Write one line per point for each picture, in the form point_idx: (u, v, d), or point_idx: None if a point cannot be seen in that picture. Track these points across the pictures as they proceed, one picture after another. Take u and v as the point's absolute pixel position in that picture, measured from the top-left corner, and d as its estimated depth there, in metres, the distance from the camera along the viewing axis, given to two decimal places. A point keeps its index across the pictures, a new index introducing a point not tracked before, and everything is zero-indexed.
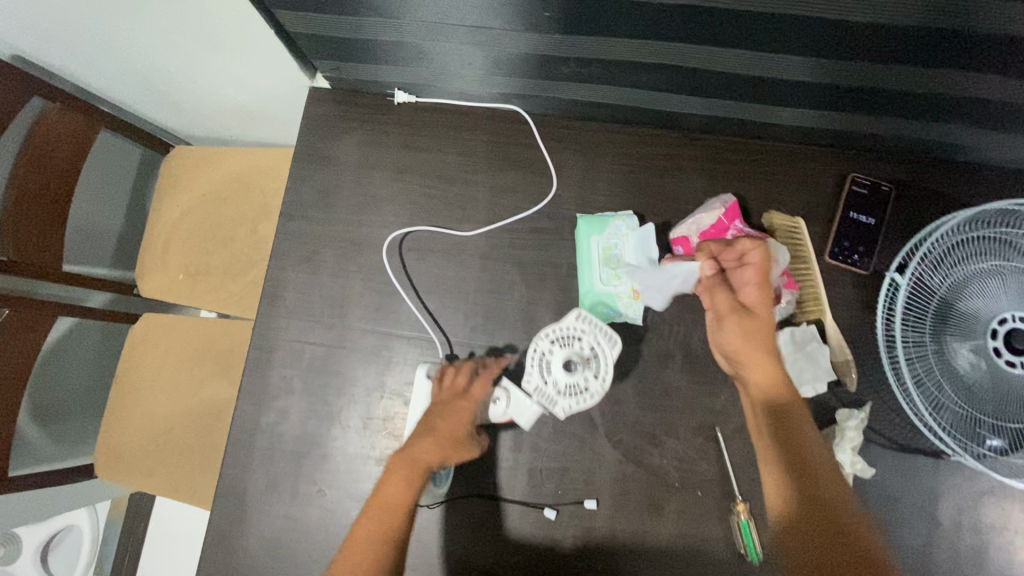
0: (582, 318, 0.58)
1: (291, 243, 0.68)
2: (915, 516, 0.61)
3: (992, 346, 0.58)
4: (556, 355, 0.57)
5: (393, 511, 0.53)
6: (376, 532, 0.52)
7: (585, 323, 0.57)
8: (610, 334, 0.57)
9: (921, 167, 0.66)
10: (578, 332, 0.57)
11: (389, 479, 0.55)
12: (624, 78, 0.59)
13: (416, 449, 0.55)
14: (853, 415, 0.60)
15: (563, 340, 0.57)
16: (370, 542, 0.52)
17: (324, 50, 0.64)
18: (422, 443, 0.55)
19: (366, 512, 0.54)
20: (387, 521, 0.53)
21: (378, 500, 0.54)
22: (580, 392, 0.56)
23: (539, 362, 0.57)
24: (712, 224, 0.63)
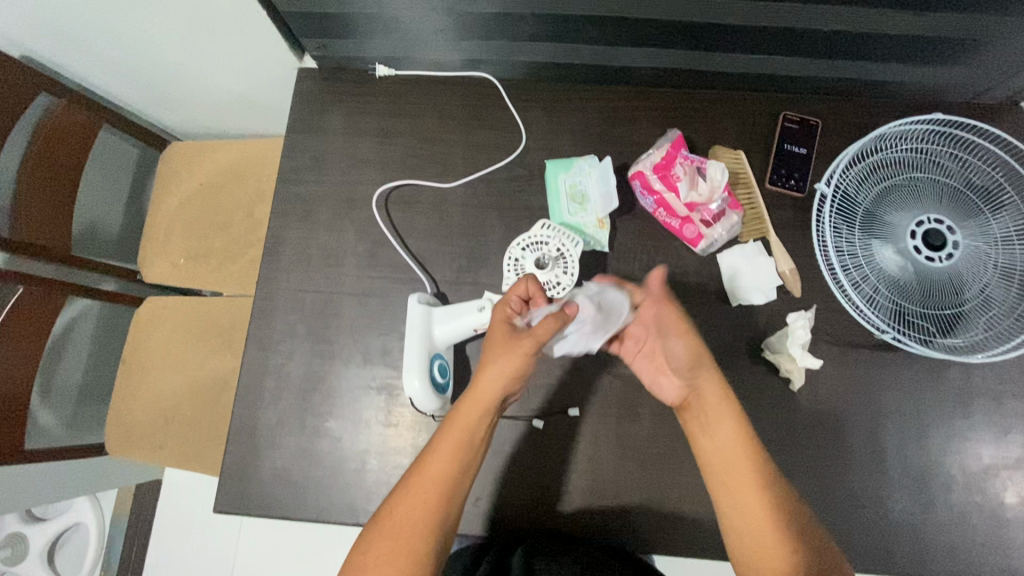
0: (547, 226, 0.66)
1: (289, 203, 0.75)
2: (864, 404, 0.68)
3: (913, 246, 0.64)
4: (528, 258, 0.65)
5: (438, 492, 0.55)
6: (450, 463, 0.56)
7: (551, 229, 0.66)
8: (574, 236, 0.65)
9: (842, 103, 0.75)
10: (546, 237, 0.66)
11: (465, 413, 0.57)
12: (577, 34, 0.68)
13: (495, 388, 0.58)
14: (801, 317, 0.67)
15: (533, 246, 0.65)
16: (446, 474, 0.56)
17: (312, 27, 0.72)
18: (502, 382, 0.58)
19: (439, 443, 0.57)
20: (431, 504, 0.55)
21: (455, 432, 0.57)
22: (552, 286, 0.64)
23: (514, 267, 0.66)
24: (662, 156, 0.69)
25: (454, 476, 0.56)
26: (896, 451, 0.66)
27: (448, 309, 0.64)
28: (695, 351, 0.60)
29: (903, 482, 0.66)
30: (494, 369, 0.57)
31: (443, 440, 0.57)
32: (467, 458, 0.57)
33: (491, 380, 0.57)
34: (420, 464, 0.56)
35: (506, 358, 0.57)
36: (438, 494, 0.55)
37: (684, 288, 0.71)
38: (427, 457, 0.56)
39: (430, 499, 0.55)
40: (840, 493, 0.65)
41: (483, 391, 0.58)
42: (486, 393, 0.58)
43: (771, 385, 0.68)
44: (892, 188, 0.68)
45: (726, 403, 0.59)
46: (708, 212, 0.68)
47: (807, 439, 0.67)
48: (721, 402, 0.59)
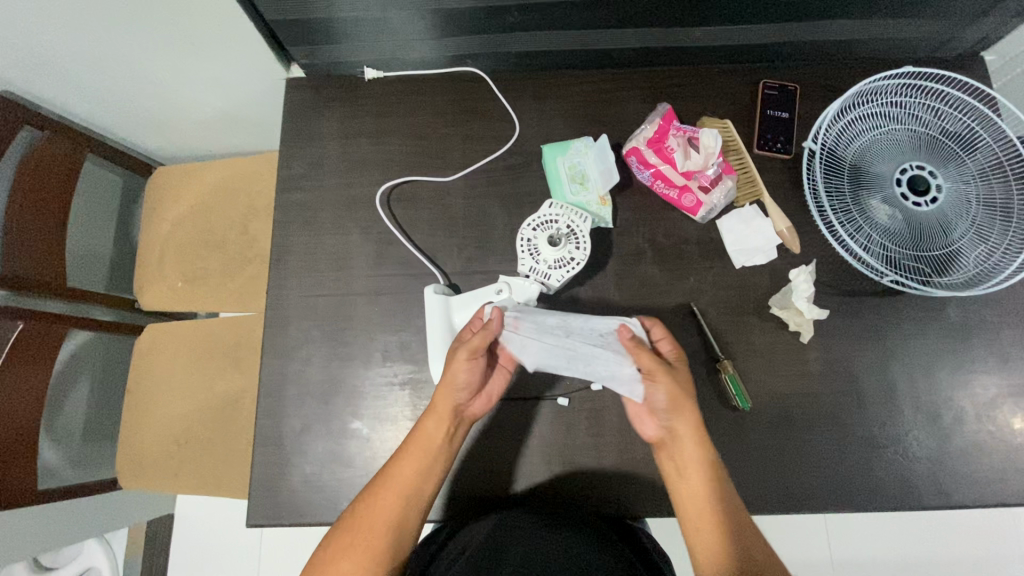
0: (554, 206, 0.67)
1: (291, 211, 0.75)
2: (873, 348, 0.70)
3: (899, 194, 0.68)
4: (540, 238, 0.66)
5: (402, 498, 0.60)
6: (407, 474, 0.61)
7: (559, 209, 0.67)
8: (581, 214, 0.67)
9: (818, 66, 0.78)
10: (555, 216, 0.67)
11: (424, 426, 0.62)
12: (560, 19, 0.70)
13: (449, 403, 0.61)
14: (803, 271, 0.70)
15: (544, 224, 0.66)
16: (403, 486, 0.60)
17: (299, 35, 0.73)
18: (456, 393, 0.61)
19: (400, 454, 0.61)
20: (393, 509, 0.60)
21: (414, 444, 0.61)
22: (567, 262, 0.65)
23: (527, 248, 0.66)
24: (655, 130, 0.72)
25: (412, 488, 0.61)
26: (907, 390, 0.69)
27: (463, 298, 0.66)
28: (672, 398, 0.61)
29: (917, 418, 0.68)
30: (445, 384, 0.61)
31: (403, 451, 0.61)
32: (425, 469, 0.61)
33: (445, 393, 0.61)
34: (384, 473, 0.61)
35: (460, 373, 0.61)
36: (398, 504, 0.60)
37: (689, 256, 0.73)
38: (391, 466, 0.61)
39: (388, 509, 0.59)
40: (858, 435, 0.68)
41: (444, 403, 0.62)
42: (443, 406, 0.62)
43: (783, 340, 0.70)
44: (874, 142, 0.71)
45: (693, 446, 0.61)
46: (705, 178, 0.70)
47: (822, 387, 0.69)
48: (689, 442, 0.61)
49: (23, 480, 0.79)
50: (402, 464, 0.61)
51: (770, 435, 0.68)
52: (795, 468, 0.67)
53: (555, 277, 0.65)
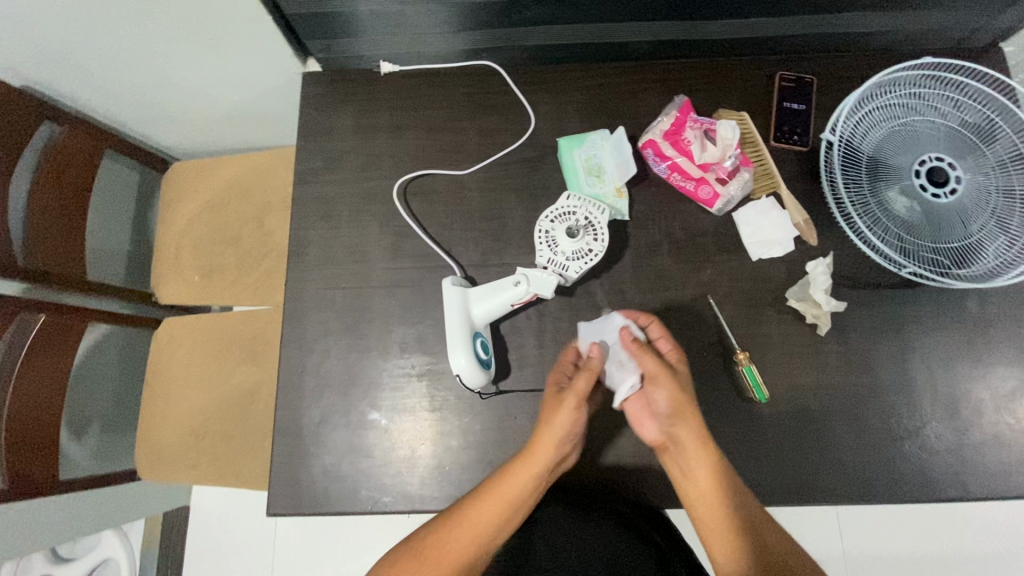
0: (572, 197, 0.67)
1: (308, 204, 0.76)
2: (890, 340, 0.70)
3: (919, 185, 0.67)
4: (558, 230, 0.66)
5: (480, 536, 0.58)
6: (494, 516, 0.59)
7: (576, 201, 0.67)
8: (599, 205, 0.67)
9: (834, 58, 0.78)
10: (573, 208, 0.67)
11: (518, 470, 0.59)
12: (576, 12, 0.70)
13: (551, 452, 0.60)
14: (820, 264, 0.70)
15: (563, 216, 0.66)
16: (484, 527, 0.58)
17: (317, 29, 0.74)
18: (558, 442, 0.60)
19: (484, 494, 0.59)
20: (470, 546, 0.58)
21: (506, 488, 0.59)
22: (585, 253, 0.65)
23: (545, 239, 0.66)
24: (672, 122, 0.72)
25: (490, 528, 0.59)
26: (926, 383, 0.69)
27: (482, 289, 0.66)
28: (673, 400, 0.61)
29: (936, 411, 0.68)
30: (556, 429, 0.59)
31: (493, 492, 0.59)
32: (511, 512, 0.59)
33: (547, 440, 0.59)
34: (463, 510, 0.59)
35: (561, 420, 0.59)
36: (475, 540, 0.58)
37: (705, 248, 0.73)
38: (471, 504, 0.59)
39: (465, 546, 0.58)
40: (876, 428, 0.68)
41: (537, 449, 0.59)
42: (544, 452, 0.59)
43: (800, 332, 0.70)
44: (892, 134, 0.71)
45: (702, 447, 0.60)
46: (722, 170, 0.70)
47: (840, 380, 0.69)
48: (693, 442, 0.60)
49: (47, 472, 0.80)
50: (491, 499, 0.58)
51: (787, 427, 0.68)
52: (812, 460, 0.67)
53: (573, 266, 0.65)
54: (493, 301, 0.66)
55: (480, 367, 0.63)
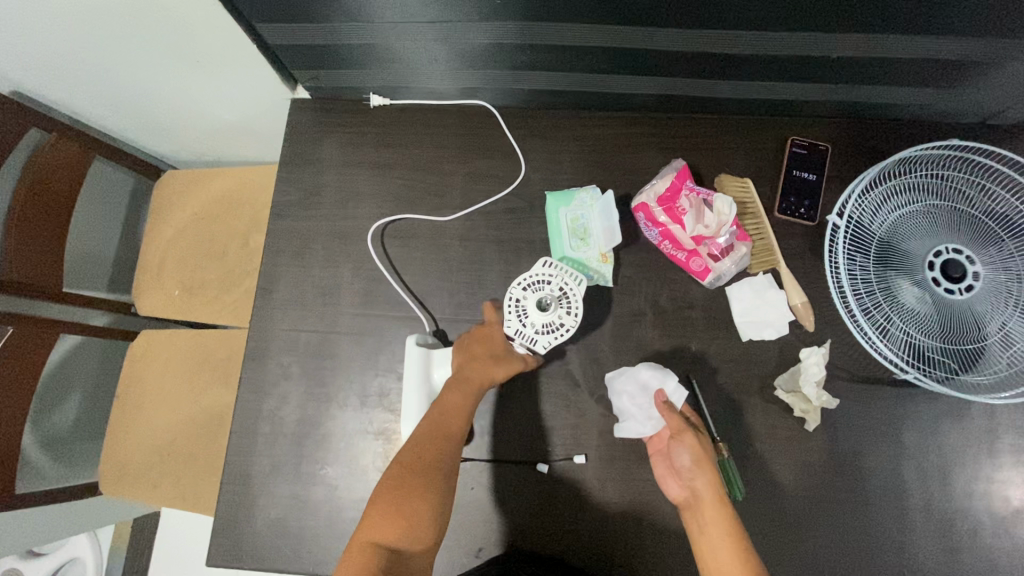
0: (548, 265, 0.63)
1: (282, 240, 0.73)
2: (885, 442, 0.64)
3: (932, 278, 0.62)
4: (530, 300, 0.62)
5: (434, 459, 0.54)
6: (445, 438, 0.56)
7: (552, 269, 0.63)
8: (576, 275, 0.63)
9: (851, 127, 0.73)
10: (547, 277, 0.62)
11: (456, 393, 0.59)
12: (575, 62, 0.66)
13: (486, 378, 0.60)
14: (814, 352, 0.64)
15: (536, 285, 0.62)
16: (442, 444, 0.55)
17: (304, 60, 0.71)
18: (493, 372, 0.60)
19: (434, 414, 0.58)
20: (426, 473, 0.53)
21: (451, 409, 0.58)
22: (555, 327, 0.61)
23: (515, 309, 0.62)
24: (667, 187, 0.66)
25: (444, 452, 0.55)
26: (918, 495, 0.63)
27: (445, 357, 0.65)
28: (684, 447, 0.58)
29: (927, 526, 0.62)
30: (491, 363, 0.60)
31: (441, 413, 0.57)
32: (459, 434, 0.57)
33: (482, 369, 0.60)
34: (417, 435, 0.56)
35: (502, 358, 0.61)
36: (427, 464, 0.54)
37: (692, 323, 0.68)
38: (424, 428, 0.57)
39: (422, 469, 0.53)
40: (858, 537, 0.62)
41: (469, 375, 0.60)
42: (479, 376, 0.59)
43: (785, 424, 0.65)
44: (907, 217, 0.65)
45: (711, 495, 0.55)
46: (715, 246, 0.65)
47: (823, 481, 0.64)
48: (706, 492, 0.56)
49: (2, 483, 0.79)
50: (433, 417, 0.57)
51: (760, 528, 0.63)
52: (784, 567, 0.62)
53: (543, 340, 0.61)
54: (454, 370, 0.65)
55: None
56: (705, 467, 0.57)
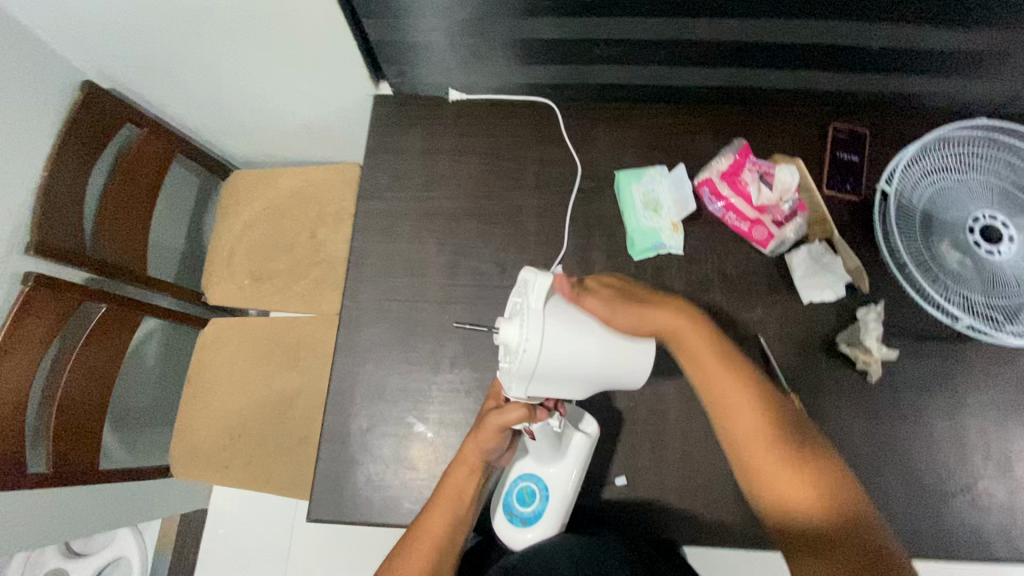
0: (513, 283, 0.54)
1: (370, 218, 0.79)
2: (942, 392, 0.69)
3: (972, 241, 0.69)
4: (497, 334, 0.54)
5: (439, 541, 0.60)
6: (445, 526, 0.60)
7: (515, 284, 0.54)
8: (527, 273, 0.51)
9: (884, 116, 0.81)
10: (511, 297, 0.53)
11: (455, 477, 0.61)
12: (644, 56, 0.74)
13: (478, 459, 0.61)
14: (871, 310, 0.70)
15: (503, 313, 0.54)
16: (442, 535, 0.60)
17: (395, 55, 0.78)
18: (484, 450, 0.60)
19: (432, 509, 0.61)
20: (426, 559, 0.59)
21: (446, 497, 0.61)
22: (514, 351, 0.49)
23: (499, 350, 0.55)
24: (730, 163, 0.74)
25: (444, 536, 0.60)
26: (977, 440, 0.68)
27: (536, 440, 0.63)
28: (704, 356, 0.55)
29: (987, 467, 0.67)
30: (476, 440, 0.60)
31: (438, 503, 0.61)
32: (459, 518, 0.61)
33: (475, 449, 0.61)
34: (416, 527, 0.61)
35: (487, 436, 0.58)
36: (428, 556, 0.60)
37: (757, 287, 0.74)
38: (424, 520, 0.61)
39: (422, 560, 0.59)
40: (925, 479, 0.67)
41: (466, 456, 0.61)
42: (472, 460, 0.61)
43: (849, 377, 0.70)
44: (946, 188, 0.72)
45: (746, 407, 0.53)
46: (779, 213, 0.72)
47: (888, 428, 0.69)
48: (740, 402, 0.53)
49: (87, 457, 0.82)
50: (434, 503, 0.61)
51: None
52: None
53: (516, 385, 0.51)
54: (539, 454, 0.64)
55: (504, 506, 0.66)
56: (735, 374, 0.54)
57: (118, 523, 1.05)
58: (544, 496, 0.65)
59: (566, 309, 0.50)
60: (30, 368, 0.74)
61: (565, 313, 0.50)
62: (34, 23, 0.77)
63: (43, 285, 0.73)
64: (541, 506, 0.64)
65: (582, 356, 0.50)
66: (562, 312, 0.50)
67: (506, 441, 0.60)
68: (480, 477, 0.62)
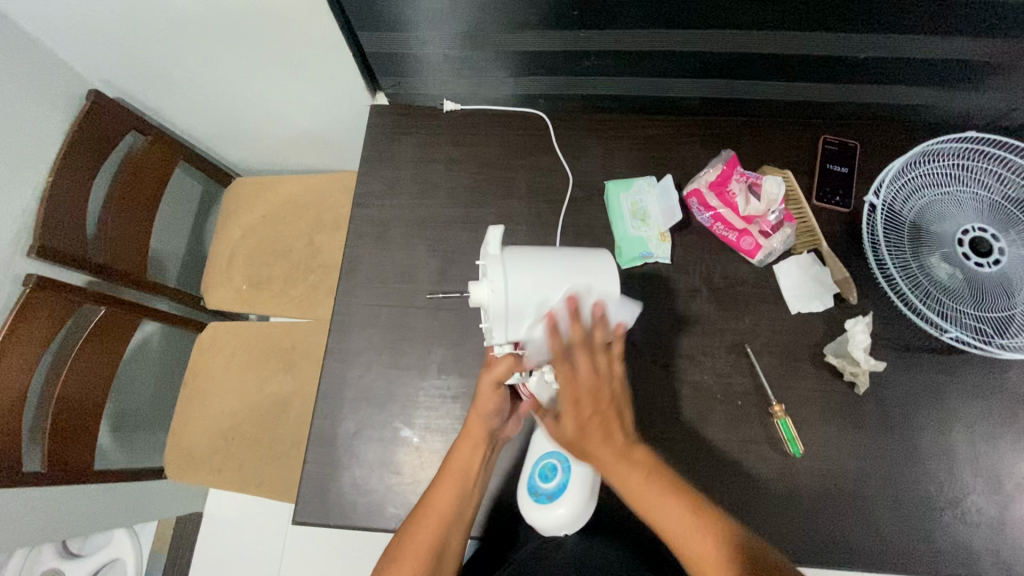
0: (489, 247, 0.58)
1: (363, 225, 0.80)
2: (930, 405, 0.69)
3: (961, 254, 0.68)
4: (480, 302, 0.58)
5: (447, 515, 0.61)
6: (452, 501, 0.61)
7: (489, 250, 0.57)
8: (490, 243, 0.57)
9: (874, 129, 0.82)
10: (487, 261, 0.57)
11: (460, 451, 0.62)
12: (633, 67, 0.75)
13: (481, 428, 0.63)
14: (860, 322, 0.69)
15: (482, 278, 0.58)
16: (449, 510, 0.61)
17: (390, 67, 0.80)
18: (488, 417, 0.62)
19: (439, 483, 0.62)
20: (435, 533, 0.60)
21: (452, 470, 0.62)
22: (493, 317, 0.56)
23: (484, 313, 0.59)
24: (718, 174, 0.74)
25: (454, 510, 0.61)
26: (965, 453, 0.67)
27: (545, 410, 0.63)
28: (631, 484, 0.56)
29: (977, 482, 0.66)
30: (478, 406, 0.62)
31: (445, 477, 0.62)
32: (466, 492, 0.62)
33: (478, 418, 0.63)
34: (421, 506, 0.61)
35: (486, 397, 0.61)
36: (436, 531, 0.60)
37: (745, 296, 0.74)
38: (429, 497, 0.61)
39: (430, 534, 0.60)
40: (912, 492, 0.66)
41: (470, 428, 0.63)
42: (478, 429, 0.63)
43: (836, 388, 0.70)
44: (935, 201, 0.72)
45: (669, 507, 0.55)
46: (766, 224, 0.72)
47: (875, 440, 0.68)
48: (657, 509, 0.55)
49: (82, 459, 0.83)
50: (442, 471, 0.62)
51: (819, 483, 0.67)
52: (846, 523, 0.66)
53: (496, 329, 0.56)
54: (551, 427, 0.64)
55: (529, 487, 0.64)
56: (661, 488, 0.56)
57: (113, 525, 1.06)
58: (564, 471, 0.63)
59: (523, 254, 0.57)
60: (28, 367, 0.76)
61: (523, 255, 0.57)
62: (45, 35, 0.80)
63: (40, 286, 0.75)
64: (564, 478, 0.63)
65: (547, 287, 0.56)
66: (520, 258, 0.57)
67: (505, 401, 0.63)
68: (487, 449, 0.64)
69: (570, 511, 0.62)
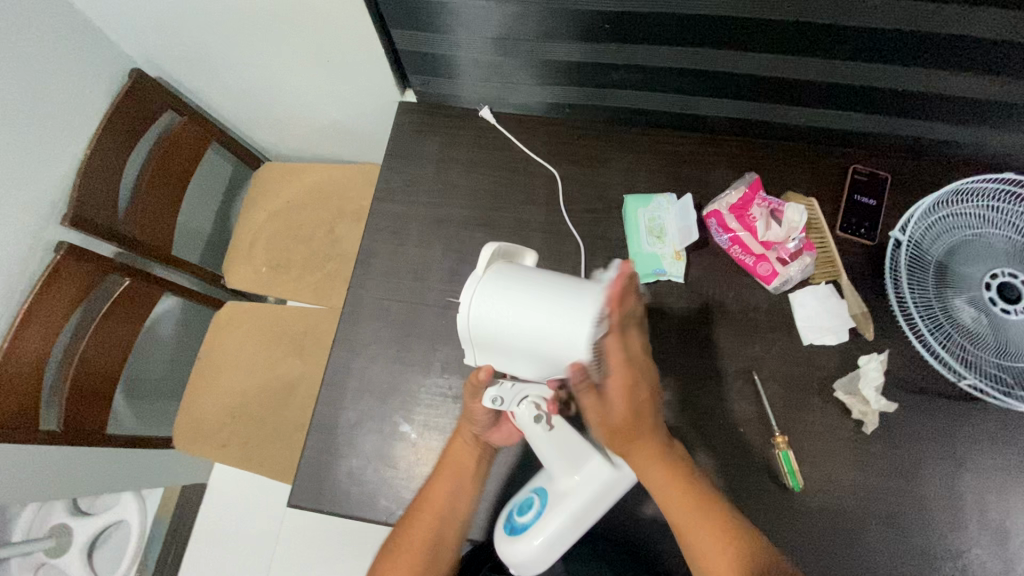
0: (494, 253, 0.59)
1: (381, 220, 0.81)
2: (939, 452, 0.67)
3: (988, 298, 0.66)
4: None
5: (441, 510, 0.62)
6: (447, 494, 0.62)
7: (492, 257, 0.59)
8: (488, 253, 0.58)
9: (907, 162, 0.79)
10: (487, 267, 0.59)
11: (453, 449, 0.64)
12: (663, 83, 0.74)
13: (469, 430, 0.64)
14: (873, 359, 0.68)
15: None
16: (442, 504, 0.62)
17: (420, 66, 0.80)
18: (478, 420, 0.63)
19: (433, 479, 0.63)
20: (430, 528, 0.61)
21: (445, 468, 0.63)
22: None
23: None
24: (739, 197, 0.74)
25: (448, 505, 0.62)
26: (972, 505, 0.65)
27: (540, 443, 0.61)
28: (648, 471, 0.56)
29: (981, 536, 0.64)
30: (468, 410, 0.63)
31: (438, 473, 0.63)
32: (459, 489, 0.63)
33: (466, 420, 0.64)
34: (418, 502, 0.63)
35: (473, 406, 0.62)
36: (431, 525, 0.61)
37: (757, 322, 0.73)
38: (424, 495, 0.63)
39: (425, 528, 0.61)
40: (911, 539, 0.64)
41: (461, 428, 0.65)
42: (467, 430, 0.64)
43: (843, 425, 0.69)
44: (963, 242, 0.69)
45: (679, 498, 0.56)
46: (784, 250, 0.71)
47: (879, 482, 0.66)
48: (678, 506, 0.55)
49: (94, 423, 0.86)
50: (437, 469, 0.64)
51: (815, 520, 0.65)
52: (839, 564, 0.64)
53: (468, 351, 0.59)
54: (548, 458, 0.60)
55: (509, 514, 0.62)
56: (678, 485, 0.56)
57: (121, 488, 1.10)
58: (542, 506, 0.58)
59: (502, 277, 0.56)
60: (52, 330, 0.79)
61: (507, 291, 0.54)
62: (96, 14, 0.83)
63: (67, 254, 0.78)
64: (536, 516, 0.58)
65: (508, 321, 0.54)
66: (497, 279, 0.56)
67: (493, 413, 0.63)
68: (479, 449, 0.65)
69: (545, 542, 0.56)
